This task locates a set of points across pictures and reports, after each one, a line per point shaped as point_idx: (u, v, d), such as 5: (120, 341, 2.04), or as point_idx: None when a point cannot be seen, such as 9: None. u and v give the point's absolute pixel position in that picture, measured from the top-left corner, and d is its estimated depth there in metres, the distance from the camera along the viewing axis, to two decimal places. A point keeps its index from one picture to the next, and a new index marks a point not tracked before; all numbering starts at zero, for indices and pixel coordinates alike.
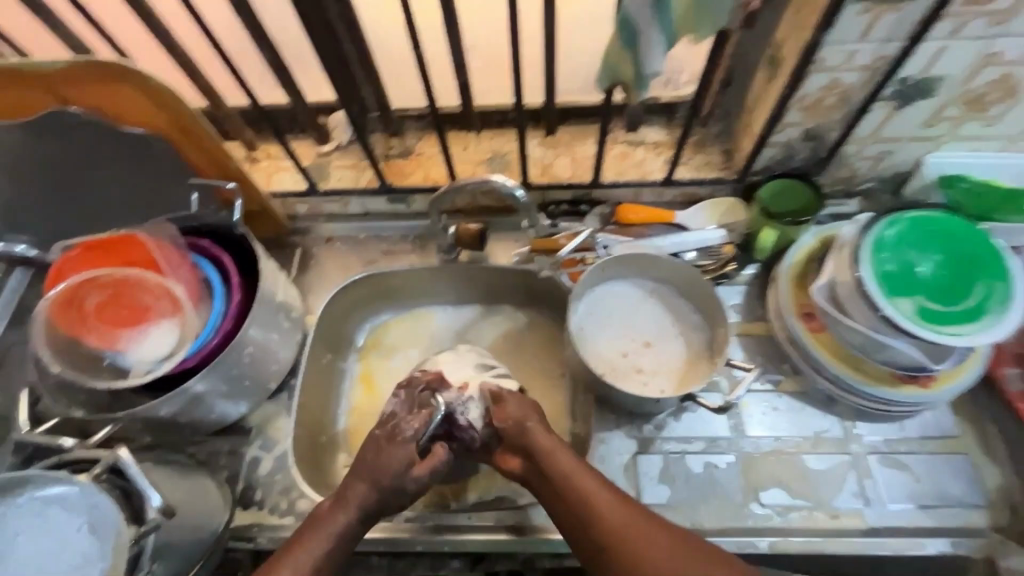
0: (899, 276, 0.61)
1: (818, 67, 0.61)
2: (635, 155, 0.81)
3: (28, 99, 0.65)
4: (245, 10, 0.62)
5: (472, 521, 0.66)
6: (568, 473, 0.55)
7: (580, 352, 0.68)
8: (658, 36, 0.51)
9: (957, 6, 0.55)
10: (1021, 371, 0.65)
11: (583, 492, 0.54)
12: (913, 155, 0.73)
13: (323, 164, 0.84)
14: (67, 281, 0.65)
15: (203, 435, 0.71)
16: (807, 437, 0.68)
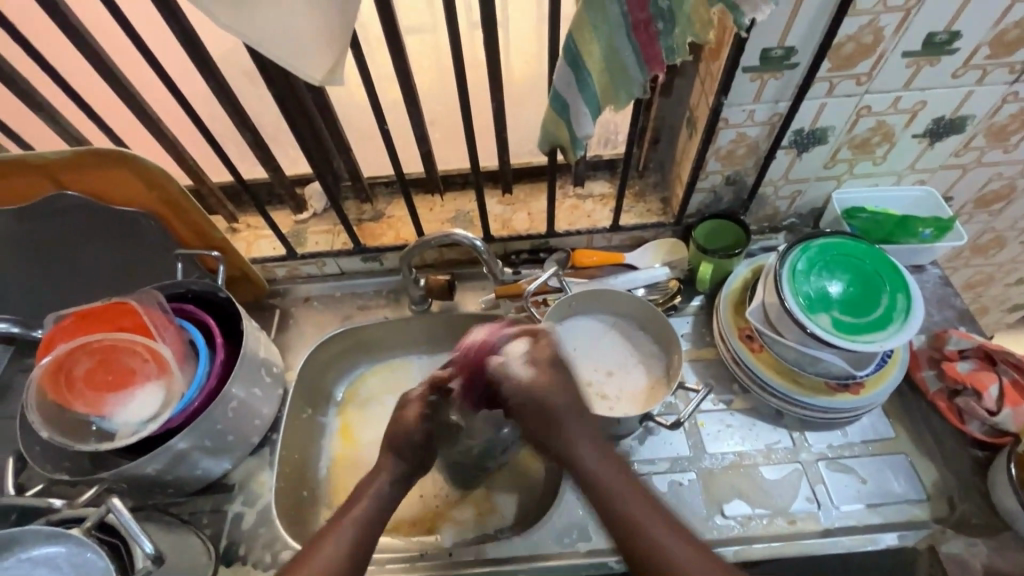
0: (817, 294, 0.69)
1: (725, 124, 0.72)
2: (584, 206, 0.91)
3: (29, 186, 0.71)
4: (230, 101, 0.71)
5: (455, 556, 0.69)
6: (592, 468, 0.61)
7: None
8: (584, 107, 0.61)
9: (827, 72, 0.67)
10: (936, 372, 0.75)
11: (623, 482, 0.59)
12: (821, 192, 0.85)
13: (301, 230, 0.91)
14: (58, 349, 0.68)
15: (186, 495, 0.73)
16: (761, 449, 0.75)
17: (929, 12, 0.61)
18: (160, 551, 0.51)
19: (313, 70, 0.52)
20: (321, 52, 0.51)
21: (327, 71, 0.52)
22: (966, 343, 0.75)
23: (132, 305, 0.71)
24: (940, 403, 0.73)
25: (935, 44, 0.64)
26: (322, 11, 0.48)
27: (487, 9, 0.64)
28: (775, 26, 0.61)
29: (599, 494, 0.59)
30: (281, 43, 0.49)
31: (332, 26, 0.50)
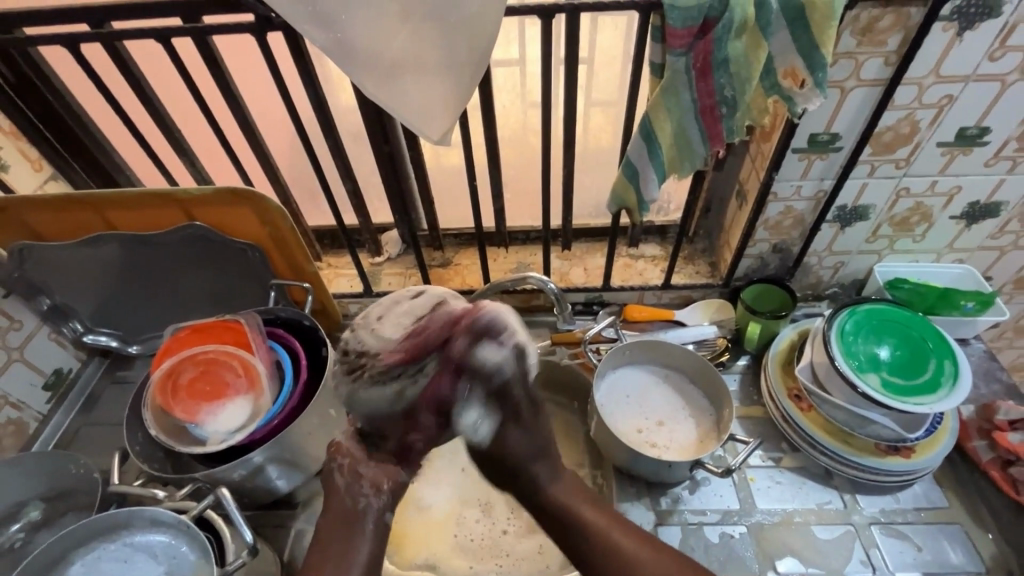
0: (865, 355, 0.73)
1: (775, 197, 0.80)
2: (637, 265, 0.98)
3: (161, 218, 0.81)
4: (341, 157, 0.83)
5: None
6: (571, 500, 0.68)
7: (604, 420, 0.78)
8: (654, 174, 0.70)
9: (868, 156, 0.75)
10: (987, 443, 0.76)
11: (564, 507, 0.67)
12: (863, 265, 0.91)
13: (377, 272, 1.01)
14: (170, 359, 0.76)
15: (256, 507, 0.78)
16: (812, 508, 0.76)
17: (960, 111, 0.69)
18: (256, 542, 0.55)
19: (431, 129, 0.62)
20: (440, 118, 0.61)
21: (442, 132, 0.62)
22: (1016, 414, 0.75)
23: (237, 323, 0.79)
24: (993, 471, 0.73)
25: (967, 137, 0.72)
26: (450, 85, 0.59)
27: (570, 91, 0.75)
28: (822, 115, 0.70)
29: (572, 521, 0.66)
30: (411, 106, 0.60)
31: (454, 99, 0.60)
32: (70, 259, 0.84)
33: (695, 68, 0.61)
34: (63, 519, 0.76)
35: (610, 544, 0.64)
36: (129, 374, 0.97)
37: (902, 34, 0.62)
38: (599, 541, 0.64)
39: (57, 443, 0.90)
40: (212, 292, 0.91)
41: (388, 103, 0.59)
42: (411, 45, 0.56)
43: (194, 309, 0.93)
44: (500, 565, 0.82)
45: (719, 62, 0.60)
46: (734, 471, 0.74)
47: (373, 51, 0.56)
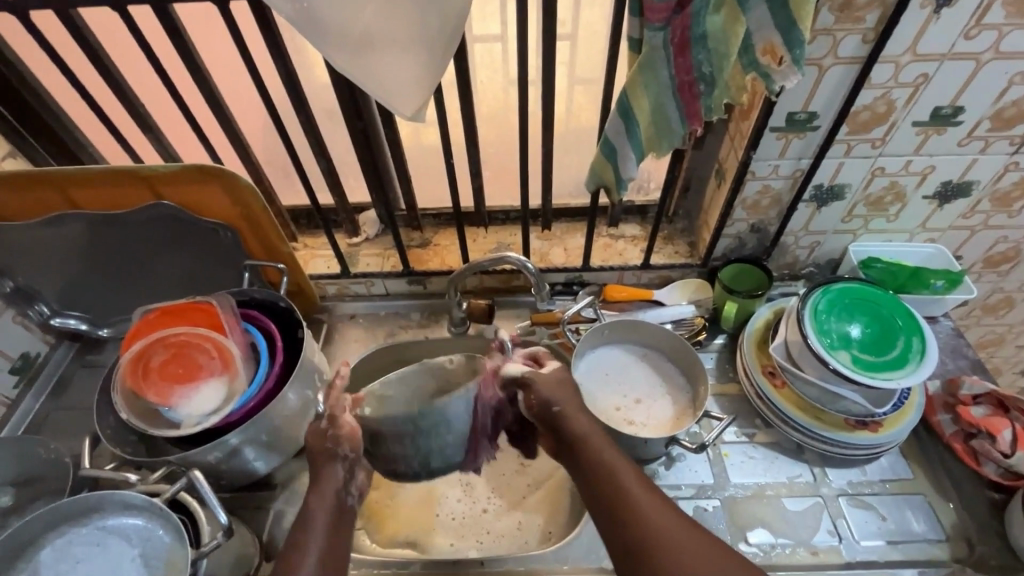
0: (837, 333, 0.75)
1: (753, 176, 0.80)
2: (616, 245, 0.98)
3: (127, 196, 0.78)
4: (314, 133, 0.80)
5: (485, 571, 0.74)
6: (600, 447, 0.63)
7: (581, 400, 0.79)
8: (631, 152, 0.69)
9: (845, 136, 0.75)
10: (951, 417, 0.78)
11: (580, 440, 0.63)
12: (838, 245, 0.92)
13: (355, 252, 0.99)
14: (140, 341, 0.74)
15: (232, 490, 0.77)
16: (783, 482, 0.78)
17: (936, 89, 0.69)
18: (232, 524, 0.54)
19: (404, 106, 0.60)
20: (413, 93, 0.59)
21: (416, 108, 0.61)
22: (980, 389, 0.77)
23: (209, 305, 0.77)
24: (956, 444, 0.76)
25: (942, 117, 0.73)
26: (422, 60, 0.57)
27: (547, 69, 0.74)
28: (799, 95, 0.70)
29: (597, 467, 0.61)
30: (383, 80, 0.58)
31: (428, 74, 0.59)
32: (30, 238, 0.80)
33: (673, 44, 0.60)
34: (34, 505, 0.74)
35: (639, 513, 0.57)
36: (99, 358, 0.95)
37: (880, 11, 0.61)
38: (614, 490, 0.59)
39: (27, 428, 0.88)
40: (185, 273, 0.89)
41: (360, 78, 0.58)
42: (382, 17, 0.54)
43: (166, 291, 0.91)
44: (480, 543, 0.83)
45: (697, 38, 0.59)
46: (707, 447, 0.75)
47: (340, 22, 0.54)
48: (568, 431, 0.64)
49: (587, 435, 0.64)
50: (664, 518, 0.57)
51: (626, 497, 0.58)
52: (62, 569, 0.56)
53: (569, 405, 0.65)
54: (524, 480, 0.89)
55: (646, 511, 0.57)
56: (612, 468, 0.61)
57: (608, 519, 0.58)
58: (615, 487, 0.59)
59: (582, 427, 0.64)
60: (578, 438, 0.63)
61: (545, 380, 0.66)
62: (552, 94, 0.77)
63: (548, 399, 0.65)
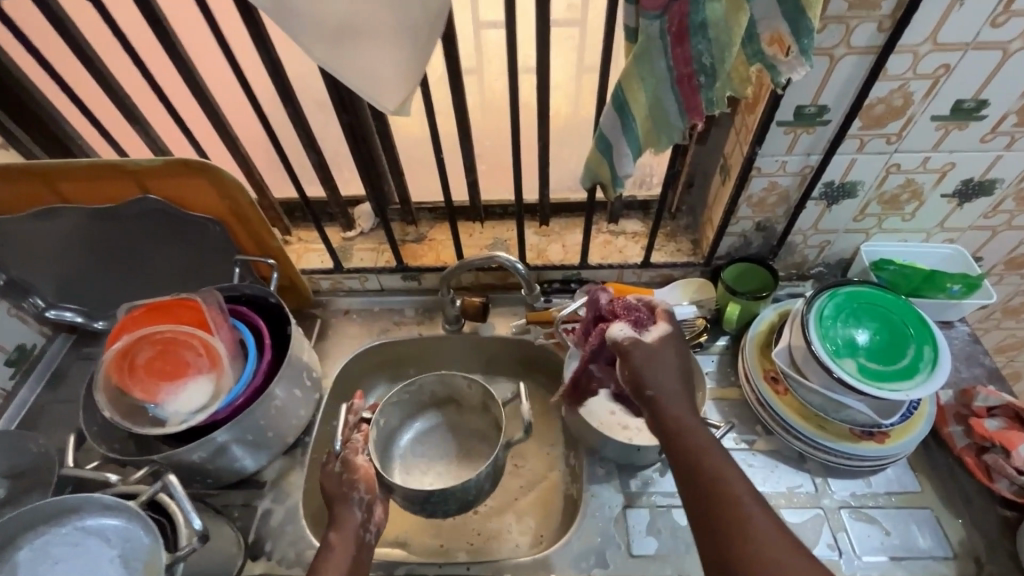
0: (844, 340, 0.71)
1: (758, 172, 0.76)
2: (616, 242, 0.95)
3: (113, 189, 0.77)
4: (302, 126, 0.78)
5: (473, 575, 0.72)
6: (709, 448, 0.59)
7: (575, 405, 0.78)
8: (628, 148, 0.66)
9: (858, 130, 0.71)
10: (962, 429, 0.74)
11: (683, 438, 0.60)
12: (849, 244, 0.88)
13: (349, 247, 0.97)
14: (125, 337, 0.73)
15: (219, 487, 0.76)
16: (782, 492, 0.75)
17: (957, 82, 0.65)
18: (207, 529, 0.53)
19: (387, 100, 0.58)
20: (395, 86, 0.57)
21: (398, 103, 0.58)
22: (995, 400, 0.73)
23: (195, 301, 0.76)
24: (966, 458, 0.72)
25: (964, 111, 0.68)
26: (403, 52, 0.55)
27: (541, 60, 0.70)
28: (808, 87, 0.65)
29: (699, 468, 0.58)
30: (362, 73, 0.55)
31: (410, 67, 0.56)
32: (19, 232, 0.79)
33: (670, 33, 0.56)
34: (22, 500, 0.74)
35: (747, 519, 0.53)
36: (95, 351, 0.95)
37: None
38: (719, 491, 0.56)
39: (23, 419, 0.89)
40: (178, 267, 0.88)
41: (338, 70, 0.55)
42: (359, 6, 0.51)
43: (158, 285, 0.90)
44: (471, 545, 0.82)
45: (696, 26, 0.55)
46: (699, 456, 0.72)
47: (315, 12, 0.51)
48: (668, 426, 0.61)
49: (694, 433, 0.60)
50: (769, 536, 0.52)
51: (732, 499, 0.55)
52: (40, 571, 0.56)
53: (663, 391, 0.63)
54: (517, 482, 0.88)
55: (749, 515, 0.53)
56: (719, 474, 0.57)
57: (706, 529, 0.55)
58: (716, 486, 0.56)
59: (681, 416, 0.62)
60: (679, 436, 0.60)
61: (643, 350, 0.64)
62: (548, 86, 0.74)
63: (643, 373, 0.63)
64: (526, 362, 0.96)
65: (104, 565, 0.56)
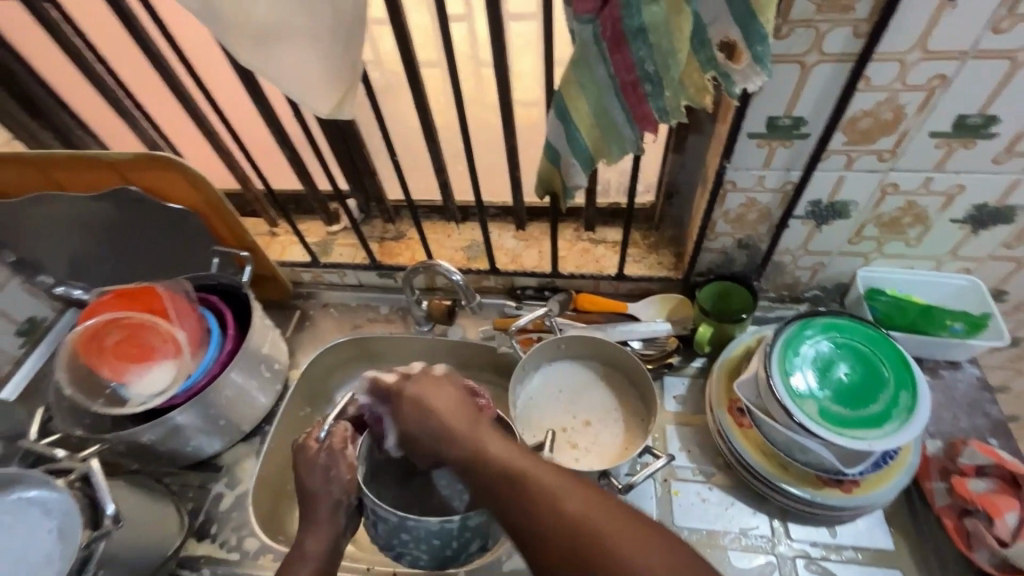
0: (810, 376, 0.65)
1: (733, 187, 0.70)
2: (595, 251, 0.91)
3: (99, 179, 0.81)
4: (272, 123, 0.79)
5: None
6: (535, 470, 0.55)
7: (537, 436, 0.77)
8: (575, 160, 0.62)
9: (842, 145, 0.63)
10: (946, 486, 0.66)
11: (505, 471, 0.56)
12: (847, 268, 0.80)
13: (329, 242, 0.99)
14: (98, 318, 0.78)
15: (178, 467, 0.80)
16: (733, 533, 0.70)
17: (956, 95, 0.57)
18: (119, 513, 0.58)
19: (318, 104, 0.57)
20: (325, 91, 0.56)
21: (330, 106, 0.58)
22: (983, 459, 0.65)
23: (166, 288, 0.80)
24: (945, 520, 0.64)
25: (968, 127, 0.60)
26: (327, 56, 0.54)
27: (498, 62, 0.67)
28: (779, 98, 0.59)
29: (530, 497, 0.53)
30: (289, 77, 0.55)
31: (337, 71, 0.55)
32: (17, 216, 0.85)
33: (606, 38, 0.52)
34: None
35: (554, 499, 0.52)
36: None
37: None
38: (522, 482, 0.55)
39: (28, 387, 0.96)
40: (162, 256, 0.91)
41: (264, 74, 0.55)
42: (279, 10, 0.51)
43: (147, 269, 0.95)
44: None
45: (633, 31, 0.50)
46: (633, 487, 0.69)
47: (237, 16, 0.51)
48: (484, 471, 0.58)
49: (513, 461, 0.57)
50: (625, 543, 0.48)
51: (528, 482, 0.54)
52: None
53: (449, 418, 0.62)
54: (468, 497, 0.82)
55: (556, 490, 0.53)
56: (559, 498, 0.52)
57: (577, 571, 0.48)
58: (521, 475, 0.55)
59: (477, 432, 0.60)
60: (500, 471, 0.57)
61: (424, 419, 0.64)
62: (510, 87, 0.71)
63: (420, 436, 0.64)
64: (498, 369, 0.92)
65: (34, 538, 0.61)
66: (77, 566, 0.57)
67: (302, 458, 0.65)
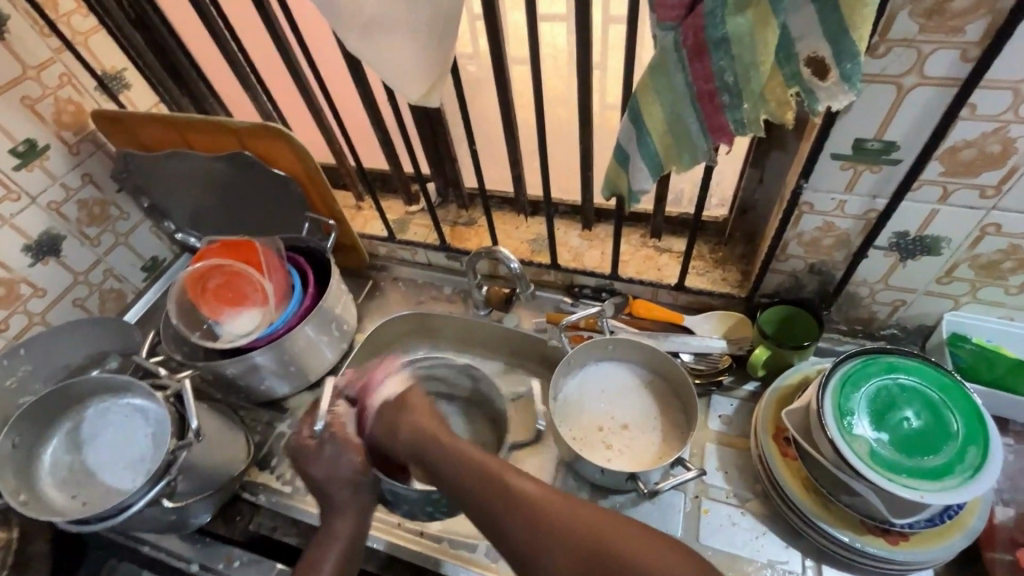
0: (866, 413, 0.61)
1: (810, 209, 0.68)
2: (658, 259, 0.90)
3: (222, 142, 0.92)
4: (370, 105, 0.86)
5: (474, 551, 0.75)
6: (508, 471, 0.59)
7: (590, 435, 0.77)
8: (644, 166, 0.63)
9: (938, 176, 0.59)
10: (1009, 559, 0.62)
11: (465, 459, 0.62)
12: (931, 310, 0.74)
13: (406, 221, 1.06)
14: (204, 262, 0.89)
15: (252, 403, 0.90)
16: (759, 563, 0.68)
17: None
18: (200, 430, 0.67)
19: (410, 90, 0.63)
20: (418, 78, 0.61)
21: (420, 92, 0.63)
22: None
23: (261, 244, 0.89)
24: None
25: None
26: (422, 47, 0.59)
27: (583, 62, 0.69)
28: (869, 120, 0.57)
29: (508, 491, 0.57)
30: (387, 64, 0.61)
31: (429, 61, 0.60)
32: (153, 169, 0.98)
33: (687, 47, 0.52)
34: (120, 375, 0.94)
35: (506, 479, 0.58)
36: None
37: (987, 20, 0.47)
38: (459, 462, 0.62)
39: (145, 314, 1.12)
40: (263, 215, 1.02)
41: (366, 59, 0.61)
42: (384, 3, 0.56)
43: (246, 228, 1.06)
44: None
45: (715, 41, 0.50)
46: (655, 493, 0.69)
47: (348, 6, 0.57)
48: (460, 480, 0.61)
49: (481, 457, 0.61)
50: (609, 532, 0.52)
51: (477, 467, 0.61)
52: (101, 427, 0.75)
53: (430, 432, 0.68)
54: None
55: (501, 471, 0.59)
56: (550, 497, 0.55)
57: (578, 569, 0.50)
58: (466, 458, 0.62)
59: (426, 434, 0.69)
60: (469, 462, 0.61)
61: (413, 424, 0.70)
62: (591, 88, 0.73)
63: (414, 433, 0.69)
64: (546, 362, 0.95)
65: (137, 439, 0.73)
66: (163, 469, 0.67)
67: (307, 457, 0.71)
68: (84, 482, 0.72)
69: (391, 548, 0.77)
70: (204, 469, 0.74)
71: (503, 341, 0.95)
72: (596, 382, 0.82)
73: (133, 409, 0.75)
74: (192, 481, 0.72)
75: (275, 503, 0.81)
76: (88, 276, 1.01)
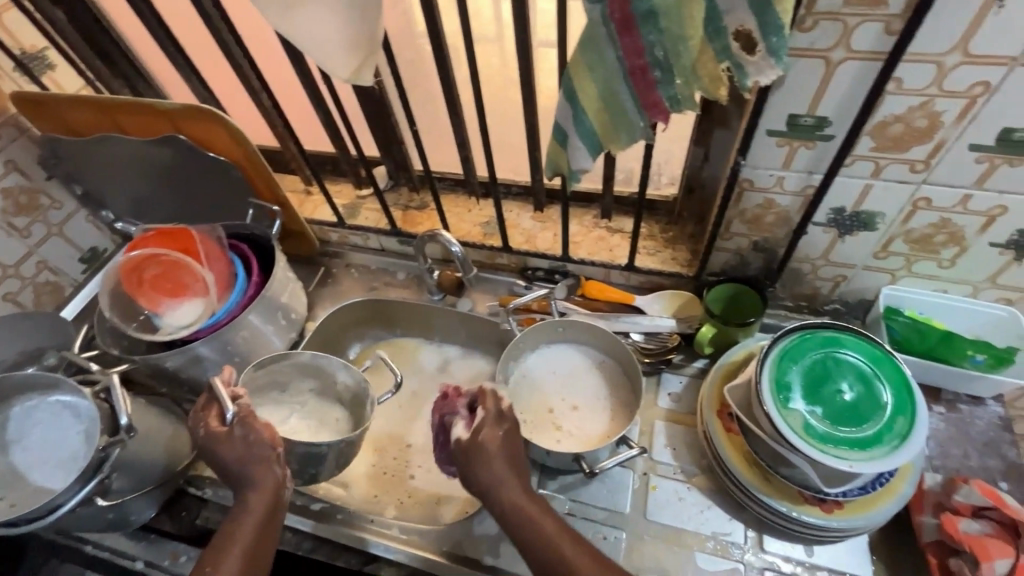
0: (803, 389, 0.62)
1: (750, 186, 0.68)
2: (609, 239, 0.90)
3: (155, 125, 0.88)
4: (309, 85, 0.83)
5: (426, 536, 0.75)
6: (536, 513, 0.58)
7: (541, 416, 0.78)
8: (582, 145, 0.62)
9: (870, 151, 0.60)
10: (936, 522, 0.64)
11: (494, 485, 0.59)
12: (870, 284, 0.75)
13: (357, 205, 1.03)
14: (140, 252, 0.86)
15: (197, 396, 0.88)
16: (703, 535, 0.70)
17: (1003, 104, 0.52)
18: (131, 425, 0.65)
19: (338, 68, 0.60)
20: (344, 56, 0.59)
21: (348, 70, 0.60)
22: (981, 499, 0.63)
23: (199, 232, 0.86)
24: (929, 556, 0.63)
25: (1015, 142, 0.55)
26: (345, 22, 0.56)
27: (520, 38, 0.67)
28: (800, 96, 0.56)
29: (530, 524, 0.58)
30: (310, 40, 0.58)
31: (354, 38, 0.57)
32: (82, 154, 0.93)
33: (615, 20, 0.50)
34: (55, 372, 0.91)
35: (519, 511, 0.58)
36: None
37: None
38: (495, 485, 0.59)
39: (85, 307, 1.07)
40: (204, 202, 0.98)
41: (287, 35, 0.58)
42: None
43: (187, 215, 1.02)
44: (400, 501, 0.82)
45: (643, 14, 0.49)
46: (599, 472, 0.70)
47: None
48: (523, 536, 0.58)
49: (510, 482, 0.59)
50: None
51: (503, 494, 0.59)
52: (28, 425, 0.72)
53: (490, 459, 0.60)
54: None
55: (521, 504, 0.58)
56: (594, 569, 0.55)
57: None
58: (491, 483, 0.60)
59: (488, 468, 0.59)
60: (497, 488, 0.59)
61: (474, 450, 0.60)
62: (532, 66, 0.71)
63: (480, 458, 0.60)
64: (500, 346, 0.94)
65: (67, 437, 0.71)
66: (93, 467, 0.64)
67: (216, 444, 0.65)
68: (11, 482, 0.69)
69: (342, 537, 0.76)
70: (142, 464, 0.71)
71: (457, 326, 0.94)
72: (549, 364, 0.82)
73: (62, 406, 0.72)
74: (129, 477, 0.70)
75: (221, 497, 0.80)
76: (19, 269, 0.96)
